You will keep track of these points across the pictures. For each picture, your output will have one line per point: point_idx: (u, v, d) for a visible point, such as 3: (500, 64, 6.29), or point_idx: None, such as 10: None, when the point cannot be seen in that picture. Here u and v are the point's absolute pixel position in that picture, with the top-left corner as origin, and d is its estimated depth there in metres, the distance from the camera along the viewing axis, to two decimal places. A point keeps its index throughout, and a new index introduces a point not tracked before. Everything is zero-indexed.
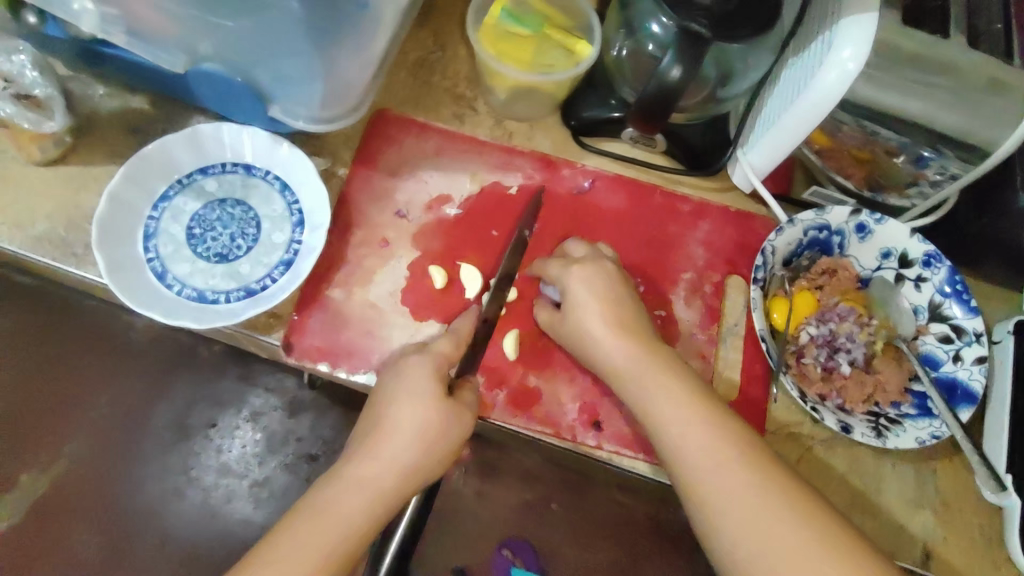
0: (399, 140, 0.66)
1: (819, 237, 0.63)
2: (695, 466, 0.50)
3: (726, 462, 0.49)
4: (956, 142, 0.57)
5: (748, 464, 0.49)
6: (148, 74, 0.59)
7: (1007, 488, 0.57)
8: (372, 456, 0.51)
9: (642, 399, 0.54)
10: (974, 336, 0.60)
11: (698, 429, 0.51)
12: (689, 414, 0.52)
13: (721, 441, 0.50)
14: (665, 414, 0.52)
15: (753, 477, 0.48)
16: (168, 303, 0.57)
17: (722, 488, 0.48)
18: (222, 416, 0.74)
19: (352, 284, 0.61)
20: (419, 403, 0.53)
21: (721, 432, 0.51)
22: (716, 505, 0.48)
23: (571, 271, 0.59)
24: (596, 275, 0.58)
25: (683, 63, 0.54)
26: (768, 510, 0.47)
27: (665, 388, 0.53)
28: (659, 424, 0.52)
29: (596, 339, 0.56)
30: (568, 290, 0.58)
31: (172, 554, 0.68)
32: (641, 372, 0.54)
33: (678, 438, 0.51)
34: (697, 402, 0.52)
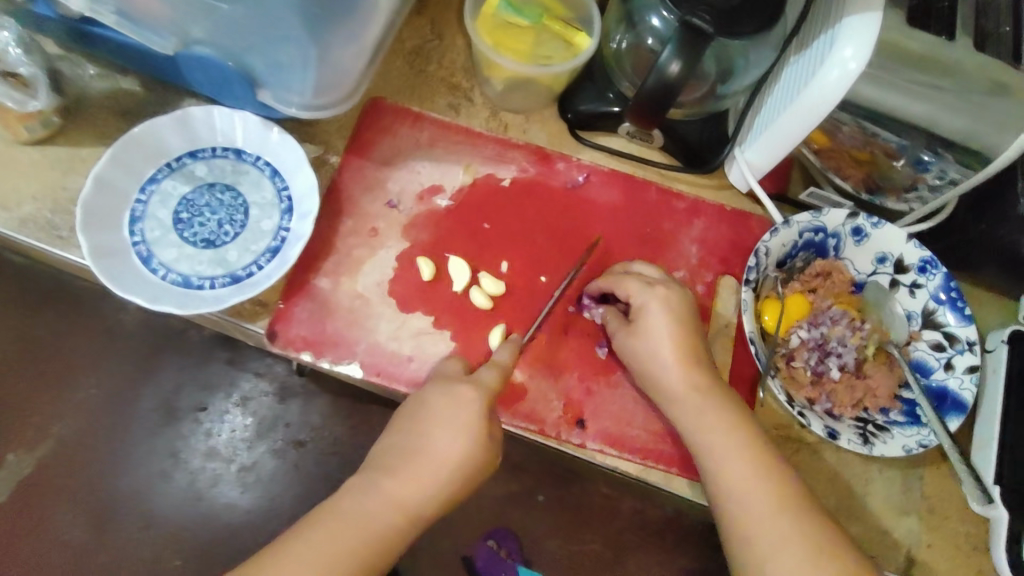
0: (393, 130, 0.65)
1: (814, 239, 0.62)
2: (731, 493, 0.52)
3: (767, 499, 0.52)
4: (955, 147, 0.55)
5: (786, 499, 0.52)
6: (139, 55, 0.58)
7: (995, 501, 0.56)
8: (402, 477, 0.53)
9: (691, 425, 0.55)
10: (967, 344, 0.60)
11: (745, 463, 0.53)
12: (740, 447, 0.53)
13: (766, 477, 0.52)
14: (714, 443, 0.54)
15: (791, 513, 0.51)
16: (153, 288, 0.57)
17: (760, 521, 0.51)
18: (211, 400, 0.85)
19: (340, 274, 0.60)
20: (458, 433, 0.53)
21: (769, 469, 0.53)
22: (746, 535, 0.51)
23: (655, 294, 0.57)
24: (668, 303, 0.57)
25: (682, 57, 0.53)
26: (802, 547, 0.50)
27: (709, 418, 0.54)
28: (707, 451, 0.54)
29: (653, 365, 0.56)
30: (646, 308, 0.57)
31: (157, 532, 0.83)
32: (695, 401, 0.55)
33: (724, 468, 0.53)
34: (747, 435, 0.54)
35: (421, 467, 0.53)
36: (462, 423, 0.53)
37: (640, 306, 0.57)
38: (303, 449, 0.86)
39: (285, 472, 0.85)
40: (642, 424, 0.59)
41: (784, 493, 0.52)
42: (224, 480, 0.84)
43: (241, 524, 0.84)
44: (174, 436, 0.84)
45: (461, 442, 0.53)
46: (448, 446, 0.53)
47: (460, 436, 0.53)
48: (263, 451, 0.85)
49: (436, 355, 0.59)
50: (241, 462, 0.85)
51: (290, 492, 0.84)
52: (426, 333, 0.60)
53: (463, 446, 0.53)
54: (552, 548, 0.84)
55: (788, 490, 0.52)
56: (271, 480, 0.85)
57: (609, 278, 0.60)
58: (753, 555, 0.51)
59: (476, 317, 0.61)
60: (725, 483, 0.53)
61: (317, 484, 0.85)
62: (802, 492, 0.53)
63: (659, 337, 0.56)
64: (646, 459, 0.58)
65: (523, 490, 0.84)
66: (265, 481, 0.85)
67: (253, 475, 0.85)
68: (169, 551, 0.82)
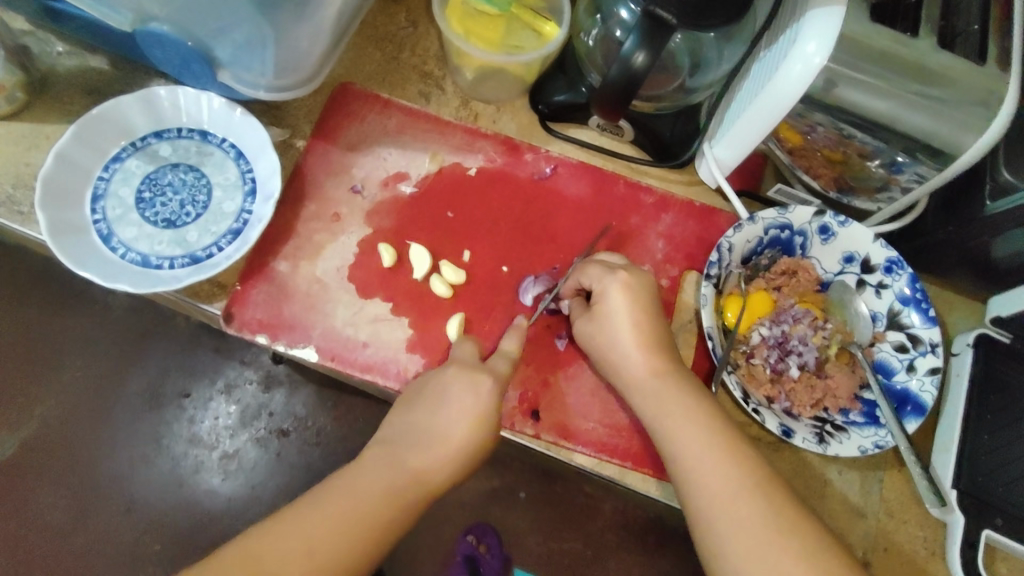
0: (361, 116, 0.65)
1: (780, 237, 0.61)
2: (695, 471, 0.50)
3: (729, 483, 0.50)
4: (931, 150, 0.55)
5: (751, 483, 0.50)
6: (103, 34, 0.58)
7: (950, 504, 0.56)
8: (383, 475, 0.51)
9: (652, 413, 0.53)
10: (930, 346, 0.59)
11: (706, 446, 0.51)
12: (700, 431, 0.52)
13: (728, 460, 0.50)
14: (674, 427, 0.52)
15: (754, 497, 0.49)
16: (110, 266, 0.57)
17: (721, 506, 0.49)
18: (193, 387, 0.92)
19: (299, 258, 0.60)
20: (455, 433, 0.52)
21: (732, 454, 0.51)
22: (711, 521, 0.49)
23: (616, 277, 0.56)
24: (629, 288, 0.56)
25: (647, 48, 0.50)
26: (770, 532, 0.48)
27: (669, 398, 0.53)
28: (666, 433, 0.52)
29: (610, 347, 0.55)
30: (608, 296, 0.56)
31: (135, 513, 0.89)
32: (656, 386, 0.54)
33: (682, 452, 0.51)
34: (709, 416, 0.52)
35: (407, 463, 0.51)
36: (464, 420, 0.53)
37: (602, 291, 0.56)
38: (286, 438, 0.92)
39: (267, 460, 0.92)
40: (598, 417, 0.59)
41: (748, 477, 0.50)
42: (207, 467, 0.90)
43: (223, 510, 0.90)
44: (158, 421, 0.91)
45: (449, 443, 0.52)
46: (439, 446, 0.52)
47: (456, 435, 0.52)
48: (245, 439, 0.92)
49: (393, 341, 0.59)
50: (223, 450, 0.91)
51: (272, 481, 0.91)
52: (383, 319, 0.60)
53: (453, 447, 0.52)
54: (535, 546, 0.92)
55: (751, 473, 0.50)
56: (251, 469, 0.91)
57: (575, 267, 0.59)
58: (716, 533, 0.49)
59: (435, 304, 0.61)
60: (685, 468, 0.51)
61: (299, 472, 0.92)
62: (767, 476, 0.50)
63: (616, 320, 0.55)
64: (601, 452, 0.58)
65: (506, 486, 0.93)
66: (247, 470, 0.91)
67: (234, 464, 0.91)
68: (150, 535, 0.88)
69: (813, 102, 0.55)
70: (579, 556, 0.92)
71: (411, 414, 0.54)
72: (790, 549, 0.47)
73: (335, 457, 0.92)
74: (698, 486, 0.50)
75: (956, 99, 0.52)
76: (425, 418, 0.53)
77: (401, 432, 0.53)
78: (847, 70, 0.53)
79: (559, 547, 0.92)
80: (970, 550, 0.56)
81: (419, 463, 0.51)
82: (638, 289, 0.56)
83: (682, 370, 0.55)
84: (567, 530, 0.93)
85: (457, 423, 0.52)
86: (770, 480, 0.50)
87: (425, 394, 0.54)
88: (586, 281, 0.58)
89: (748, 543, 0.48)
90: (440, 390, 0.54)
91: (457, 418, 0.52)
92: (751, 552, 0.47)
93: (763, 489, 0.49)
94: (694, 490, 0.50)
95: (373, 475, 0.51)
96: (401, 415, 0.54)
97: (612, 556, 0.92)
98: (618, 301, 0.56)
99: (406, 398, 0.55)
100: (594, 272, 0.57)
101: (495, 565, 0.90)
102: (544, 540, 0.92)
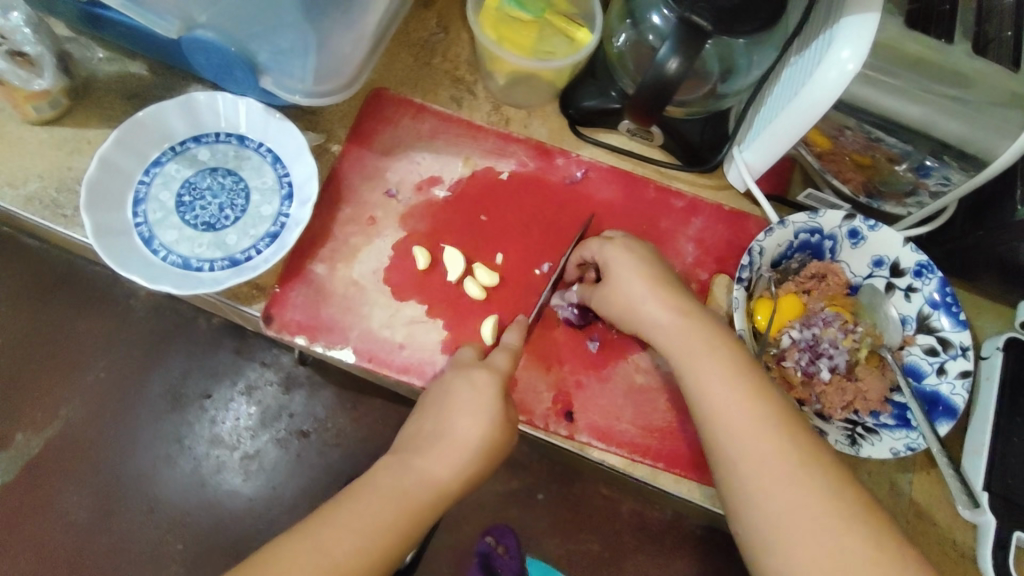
0: (395, 121, 0.66)
1: (810, 241, 0.62)
2: (720, 412, 0.51)
3: (778, 464, 0.48)
4: (959, 154, 0.55)
5: (778, 424, 0.50)
6: (146, 41, 0.60)
7: (981, 505, 0.56)
8: (413, 465, 0.53)
9: (677, 356, 0.53)
10: (961, 349, 0.59)
11: (749, 410, 0.50)
12: (750, 418, 0.50)
13: (783, 452, 0.49)
14: (698, 369, 0.52)
15: (779, 437, 0.49)
16: (153, 268, 0.58)
17: (747, 444, 0.49)
18: (215, 388, 0.93)
19: (336, 261, 0.61)
20: (480, 419, 0.54)
21: (758, 394, 0.51)
22: (738, 470, 0.49)
23: (622, 254, 0.57)
24: (630, 250, 0.57)
25: (681, 54, 0.50)
26: (794, 472, 0.48)
27: (693, 340, 0.53)
28: (691, 375, 0.52)
29: (631, 298, 0.56)
30: (612, 262, 0.57)
31: (160, 512, 0.89)
32: (706, 367, 0.52)
33: (710, 395, 0.51)
34: (735, 358, 0.52)
35: (449, 453, 0.53)
36: (481, 413, 0.54)
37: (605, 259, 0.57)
38: (306, 439, 0.93)
39: (287, 461, 0.92)
40: (631, 419, 0.60)
41: (780, 429, 0.49)
42: (228, 466, 0.91)
43: (243, 510, 0.90)
44: (180, 421, 0.91)
45: (482, 428, 0.53)
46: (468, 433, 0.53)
47: (480, 423, 0.53)
48: (266, 439, 0.92)
49: (429, 343, 0.60)
50: (243, 450, 0.91)
51: (292, 482, 0.91)
52: (419, 321, 0.60)
53: (484, 433, 0.53)
54: (552, 546, 0.92)
55: (810, 466, 0.48)
56: (271, 469, 0.91)
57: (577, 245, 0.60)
58: (741, 472, 0.49)
59: (469, 307, 0.61)
60: (724, 432, 0.50)
61: (319, 474, 0.92)
62: (793, 418, 0.50)
63: (631, 274, 0.56)
64: (633, 454, 0.59)
65: (524, 487, 0.93)
66: (268, 470, 0.91)
67: (254, 464, 0.91)
68: (172, 534, 0.89)
69: (844, 106, 0.55)
70: (598, 556, 0.92)
71: (433, 409, 0.55)
72: (834, 517, 0.47)
73: (356, 458, 0.93)
74: (739, 449, 0.50)
75: (988, 102, 0.54)
76: (448, 411, 0.54)
77: (432, 429, 0.54)
78: (878, 75, 0.54)
79: (577, 546, 0.92)
80: (1002, 553, 0.56)
81: (447, 456, 0.53)
82: (638, 250, 0.57)
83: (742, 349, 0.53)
84: (586, 531, 0.92)
85: (486, 411, 0.54)
86: (795, 421, 0.50)
87: (460, 378, 0.56)
88: (586, 255, 0.59)
89: (773, 483, 0.48)
90: (467, 373, 0.56)
91: (482, 400, 0.54)
92: (799, 547, 0.46)
93: (787, 429, 0.50)
94: (719, 431, 0.50)
95: (413, 467, 0.52)
96: (421, 414, 0.56)
97: (633, 557, 0.92)
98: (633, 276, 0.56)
99: (433, 391, 0.57)
100: (591, 246, 0.59)
101: (512, 566, 0.91)
102: (565, 541, 0.92)
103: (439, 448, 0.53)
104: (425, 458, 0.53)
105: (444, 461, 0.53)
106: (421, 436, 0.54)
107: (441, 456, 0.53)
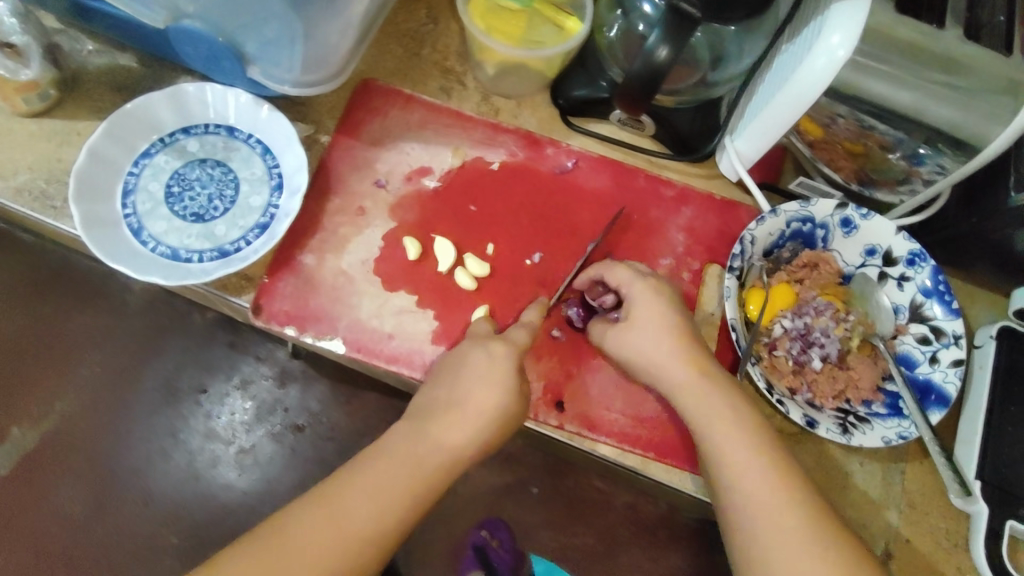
0: (384, 111, 0.66)
1: (802, 230, 0.62)
2: (736, 478, 0.51)
3: (788, 534, 0.48)
4: (953, 141, 0.55)
5: (792, 494, 0.50)
6: (133, 32, 0.60)
7: (973, 493, 0.56)
8: (424, 433, 0.53)
9: (695, 417, 0.53)
10: (953, 338, 0.59)
11: (763, 479, 0.50)
12: (756, 470, 0.51)
13: (805, 536, 0.48)
14: (717, 432, 0.52)
15: (793, 508, 0.49)
16: (142, 258, 0.58)
17: (761, 513, 0.49)
18: (211, 383, 0.93)
19: (326, 251, 0.61)
20: (495, 388, 0.53)
21: (776, 467, 0.51)
22: (748, 537, 0.49)
23: (641, 287, 0.57)
24: (657, 295, 0.57)
25: (670, 41, 0.50)
26: (803, 543, 0.48)
27: (712, 404, 0.53)
28: (711, 438, 0.52)
29: (648, 353, 0.55)
30: (635, 308, 0.56)
31: (155, 505, 0.89)
32: (715, 411, 0.53)
33: (728, 459, 0.51)
34: (754, 426, 0.52)
35: (460, 423, 0.53)
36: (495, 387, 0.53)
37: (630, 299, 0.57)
38: (301, 433, 0.92)
39: (283, 455, 0.91)
40: (621, 408, 0.59)
41: (793, 499, 0.49)
42: (222, 460, 0.91)
43: (238, 504, 0.90)
44: (175, 416, 0.91)
45: (497, 400, 0.53)
46: (482, 397, 0.53)
47: (495, 394, 0.53)
48: (261, 434, 0.92)
49: (418, 333, 0.60)
50: (239, 444, 0.91)
51: (289, 475, 0.91)
52: (408, 311, 0.60)
53: (498, 403, 0.53)
54: (546, 539, 0.92)
55: (833, 551, 0.48)
56: (267, 463, 0.91)
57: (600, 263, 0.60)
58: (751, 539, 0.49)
59: (459, 297, 0.61)
60: (739, 498, 0.50)
61: (312, 468, 0.91)
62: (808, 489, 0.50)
63: (650, 329, 0.55)
64: (623, 443, 0.59)
65: (518, 481, 0.93)
66: (263, 464, 0.91)
67: (250, 458, 0.91)
68: (168, 528, 0.89)
69: (835, 94, 0.55)
70: (594, 550, 0.92)
71: (448, 375, 0.55)
72: None
73: (351, 452, 0.92)
74: (752, 518, 0.49)
75: (978, 89, 0.53)
76: (462, 381, 0.54)
77: (444, 399, 0.54)
78: (868, 62, 0.53)
79: (572, 539, 0.92)
80: (993, 540, 0.56)
81: (458, 427, 0.53)
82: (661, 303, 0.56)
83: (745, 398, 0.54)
84: (581, 524, 0.92)
85: (504, 380, 0.54)
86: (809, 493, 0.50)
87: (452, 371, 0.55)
88: (612, 281, 0.58)
89: (783, 553, 0.48)
90: (484, 344, 0.55)
91: (498, 372, 0.54)
92: None
93: (802, 499, 0.50)
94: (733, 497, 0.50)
95: (424, 436, 0.53)
96: (435, 382, 0.56)
97: (628, 549, 0.92)
98: (649, 313, 0.56)
99: (442, 368, 0.56)
100: (620, 274, 0.58)
101: (506, 558, 0.91)
102: (560, 534, 0.92)
103: (455, 415, 0.53)
104: (436, 426, 0.53)
105: (453, 433, 0.53)
106: (433, 403, 0.54)
107: (453, 424, 0.53)
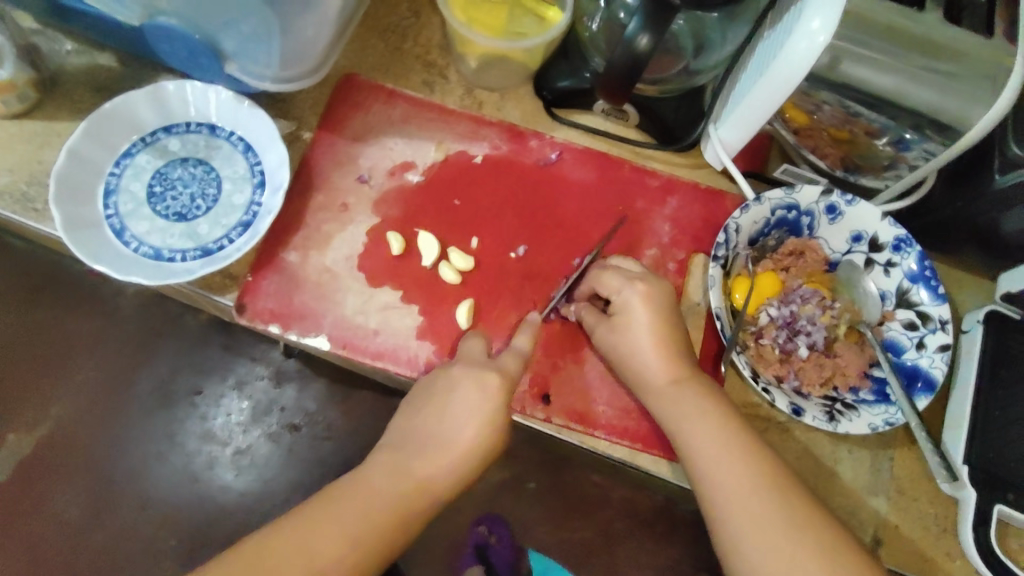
0: (367, 107, 0.66)
1: (788, 217, 0.61)
2: (712, 471, 0.51)
3: (766, 521, 0.49)
4: (938, 125, 0.54)
5: (768, 482, 0.50)
6: (110, 30, 0.59)
7: (960, 479, 0.56)
8: (419, 444, 0.54)
9: (668, 413, 0.54)
10: (940, 323, 0.59)
11: (738, 469, 0.51)
12: (757, 501, 0.50)
13: (783, 522, 0.49)
14: (691, 427, 0.53)
15: (769, 495, 0.50)
16: (124, 259, 0.57)
17: (740, 502, 0.50)
18: (205, 384, 0.93)
19: (309, 248, 0.61)
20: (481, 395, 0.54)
21: (750, 455, 0.52)
22: (730, 526, 0.50)
23: (635, 289, 0.56)
24: (650, 301, 0.56)
25: (650, 30, 0.50)
26: (783, 530, 0.49)
27: (685, 400, 0.54)
28: (682, 433, 0.53)
29: (632, 352, 0.55)
30: (630, 308, 0.56)
31: (152, 506, 0.89)
32: (718, 454, 0.52)
33: (703, 452, 0.52)
34: (725, 415, 0.53)
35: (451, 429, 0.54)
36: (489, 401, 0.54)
37: (622, 301, 0.56)
38: (297, 432, 0.92)
39: (277, 454, 0.92)
40: (608, 400, 0.59)
41: (769, 486, 0.50)
42: (220, 462, 0.91)
43: (235, 504, 0.90)
44: (169, 417, 0.91)
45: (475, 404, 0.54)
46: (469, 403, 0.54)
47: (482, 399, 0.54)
48: (257, 435, 0.92)
49: (403, 328, 0.60)
50: (235, 445, 0.91)
51: (284, 476, 0.91)
52: (393, 307, 0.60)
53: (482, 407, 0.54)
54: (544, 535, 0.92)
55: (812, 536, 0.49)
56: (263, 464, 0.91)
57: (592, 273, 0.59)
58: (732, 529, 0.50)
59: (443, 291, 0.61)
60: (717, 488, 0.51)
61: (310, 467, 0.92)
62: (784, 476, 0.51)
63: (633, 325, 0.55)
64: (611, 434, 0.59)
65: (516, 476, 0.93)
66: (259, 465, 0.91)
67: (246, 459, 0.91)
68: (165, 530, 0.89)
69: (819, 80, 0.54)
70: (591, 544, 0.92)
71: (418, 409, 0.55)
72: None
73: (346, 451, 0.92)
74: (731, 506, 0.50)
75: (964, 72, 0.53)
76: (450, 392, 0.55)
77: (432, 417, 0.55)
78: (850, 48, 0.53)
79: (570, 533, 0.92)
80: (982, 525, 0.56)
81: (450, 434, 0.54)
82: (658, 300, 0.56)
83: (752, 435, 0.53)
84: (579, 519, 0.92)
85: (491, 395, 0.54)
86: (787, 479, 0.51)
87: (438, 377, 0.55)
88: (604, 290, 0.58)
89: (764, 539, 0.49)
90: (469, 369, 0.55)
91: (481, 387, 0.54)
92: None
93: (777, 485, 0.50)
94: (711, 489, 0.51)
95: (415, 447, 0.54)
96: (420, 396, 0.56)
97: (625, 542, 0.92)
98: (649, 352, 0.55)
99: (429, 383, 0.56)
100: (614, 279, 0.57)
101: (506, 555, 0.91)
102: (558, 528, 0.92)
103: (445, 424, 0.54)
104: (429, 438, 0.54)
105: (447, 432, 0.54)
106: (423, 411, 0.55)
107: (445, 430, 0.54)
